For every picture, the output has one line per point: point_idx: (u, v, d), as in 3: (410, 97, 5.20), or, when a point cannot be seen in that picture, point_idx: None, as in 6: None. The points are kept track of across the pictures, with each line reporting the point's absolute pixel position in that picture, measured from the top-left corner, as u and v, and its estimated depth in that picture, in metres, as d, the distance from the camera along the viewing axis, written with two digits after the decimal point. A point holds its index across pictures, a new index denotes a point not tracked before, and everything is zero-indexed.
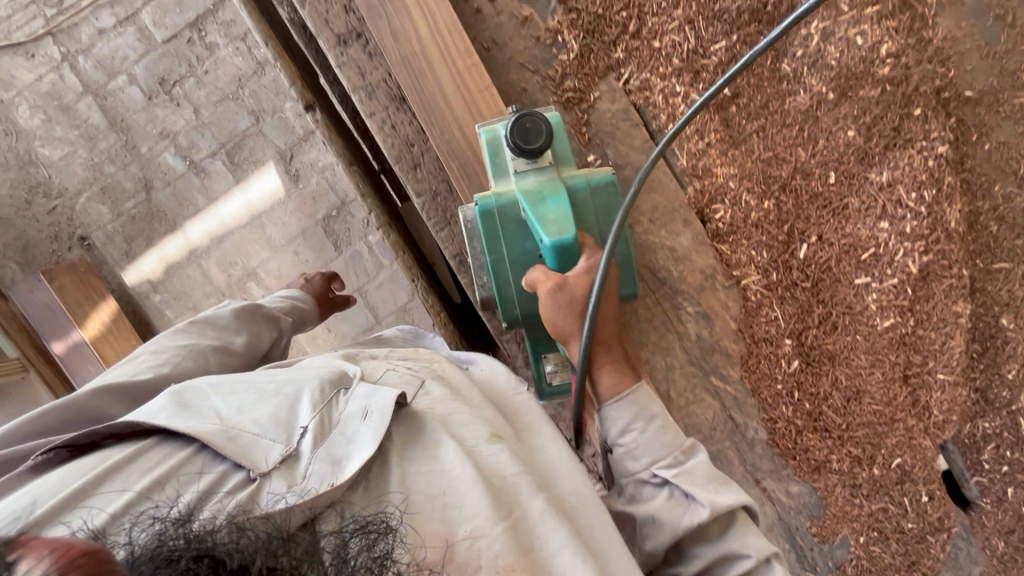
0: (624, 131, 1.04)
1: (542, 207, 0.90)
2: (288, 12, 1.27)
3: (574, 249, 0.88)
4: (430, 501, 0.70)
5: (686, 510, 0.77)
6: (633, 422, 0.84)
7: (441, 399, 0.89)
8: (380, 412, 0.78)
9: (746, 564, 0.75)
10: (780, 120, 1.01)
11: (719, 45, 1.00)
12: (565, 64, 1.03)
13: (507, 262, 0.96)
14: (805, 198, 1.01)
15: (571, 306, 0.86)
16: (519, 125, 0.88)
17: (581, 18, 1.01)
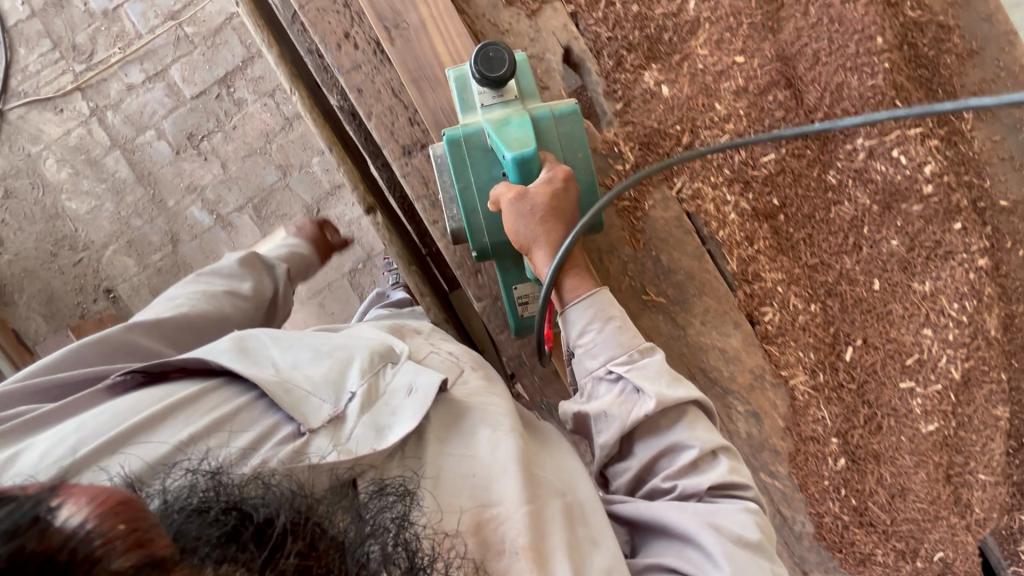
0: (677, 238, 1.07)
1: (506, 129, 0.90)
2: (339, 101, 1.32)
3: (535, 163, 0.88)
4: (457, 479, 0.72)
5: (636, 403, 0.80)
6: (591, 323, 0.87)
7: (479, 389, 0.88)
8: (426, 390, 0.77)
9: (689, 456, 0.79)
10: (826, 228, 1.06)
11: (769, 157, 1.05)
12: (622, 174, 1.06)
13: (474, 189, 0.94)
14: (850, 302, 1.06)
15: (535, 208, 0.86)
16: (481, 55, 0.88)
17: (636, 131, 1.05)
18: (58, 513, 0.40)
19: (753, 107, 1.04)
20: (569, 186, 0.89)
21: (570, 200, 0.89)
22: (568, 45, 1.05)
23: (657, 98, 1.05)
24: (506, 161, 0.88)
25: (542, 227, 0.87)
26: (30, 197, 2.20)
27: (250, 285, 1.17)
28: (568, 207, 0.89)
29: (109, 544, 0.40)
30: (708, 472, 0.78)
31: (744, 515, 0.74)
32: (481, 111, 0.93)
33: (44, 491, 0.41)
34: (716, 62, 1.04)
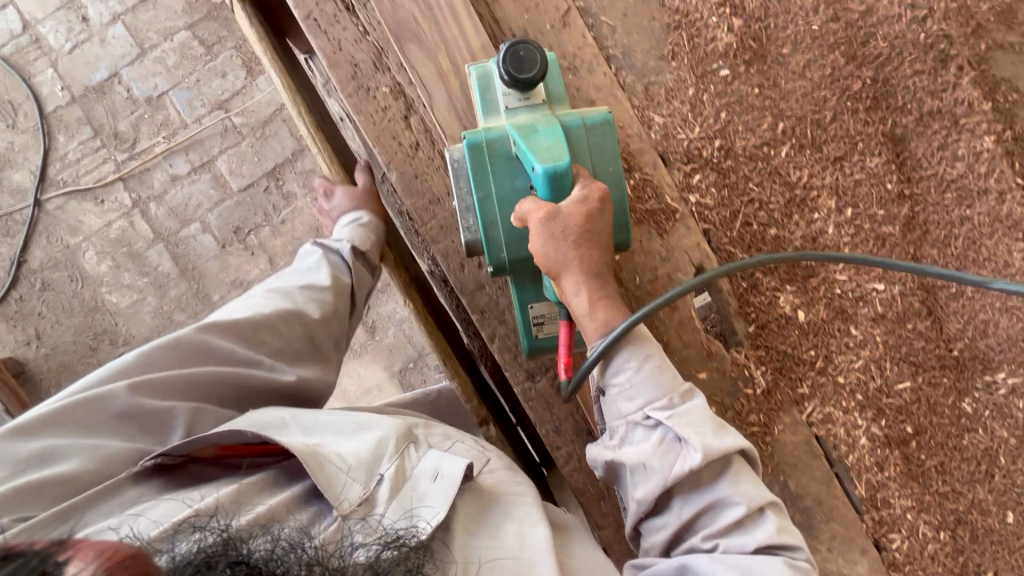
0: (806, 463, 1.01)
1: (535, 137, 0.77)
2: (428, 265, 1.20)
3: (569, 178, 0.75)
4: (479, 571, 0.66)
5: (679, 456, 0.70)
6: (628, 362, 0.75)
7: (502, 475, 0.81)
8: (453, 475, 0.71)
9: (732, 515, 0.67)
10: (958, 455, 1.03)
11: (904, 384, 1.01)
12: (752, 397, 1.01)
13: (495, 200, 0.81)
14: (982, 532, 1.03)
15: (565, 231, 0.73)
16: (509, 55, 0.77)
17: (769, 355, 1.01)
18: (66, 569, 0.41)
19: (891, 334, 1.00)
20: (605, 207, 0.75)
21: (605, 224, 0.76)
22: (700, 263, 0.98)
23: (791, 322, 1.01)
24: (536, 175, 0.75)
25: (575, 251, 0.74)
26: (68, 289, 2.12)
27: (328, 275, 0.96)
28: (604, 230, 0.75)
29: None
30: (752, 532, 0.67)
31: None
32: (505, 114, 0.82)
33: (52, 545, 0.43)
34: (854, 287, 1.00)
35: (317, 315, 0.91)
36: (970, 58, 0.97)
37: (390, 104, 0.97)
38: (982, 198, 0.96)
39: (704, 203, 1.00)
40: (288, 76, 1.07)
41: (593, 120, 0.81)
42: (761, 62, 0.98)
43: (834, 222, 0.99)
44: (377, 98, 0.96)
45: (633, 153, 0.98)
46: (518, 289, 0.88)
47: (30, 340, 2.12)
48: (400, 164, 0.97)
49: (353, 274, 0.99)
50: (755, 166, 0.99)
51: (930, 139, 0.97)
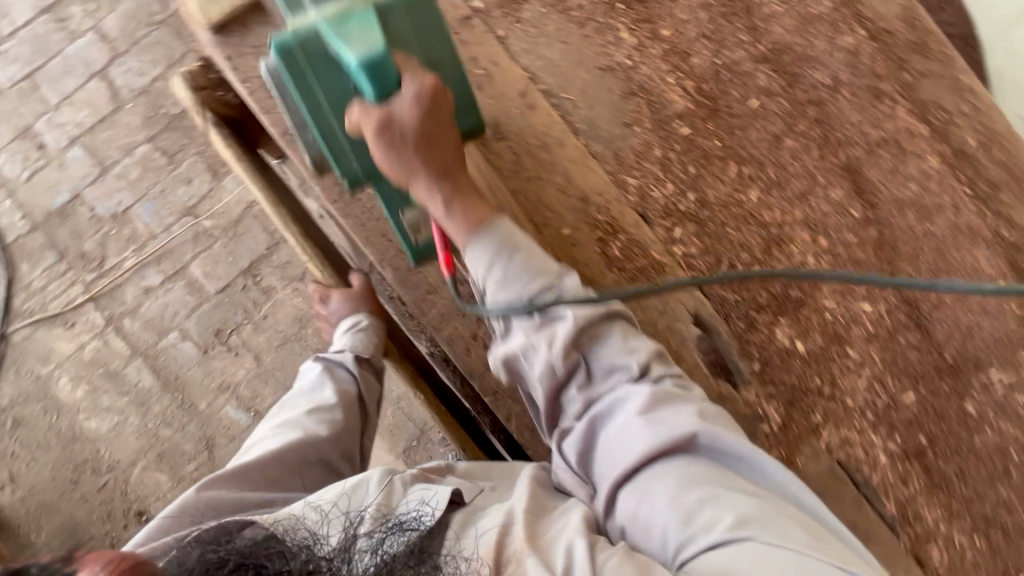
0: (832, 491, 1.04)
1: (345, 27, 0.69)
2: (426, 346, 1.18)
3: (389, 70, 0.71)
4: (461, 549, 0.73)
5: (553, 327, 0.80)
6: (496, 259, 0.80)
7: (490, 489, 0.88)
8: (436, 500, 0.80)
9: (564, 330, 0.79)
10: (975, 458, 1.05)
11: (910, 396, 1.05)
12: (769, 434, 1.04)
13: (328, 109, 0.78)
14: (1013, 531, 1.04)
15: (405, 146, 0.75)
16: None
17: (779, 390, 1.03)
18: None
19: (886, 350, 1.04)
20: (439, 96, 0.74)
21: (444, 104, 0.75)
22: (697, 312, 1.03)
23: (793, 354, 1.03)
24: (350, 68, 0.69)
25: (413, 154, 0.76)
26: (42, 422, 2.01)
27: (333, 390, 0.93)
28: (447, 114, 0.76)
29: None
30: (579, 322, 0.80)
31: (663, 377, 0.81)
32: (315, 9, 0.72)
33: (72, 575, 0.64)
34: (844, 310, 1.04)
35: (323, 436, 0.88)
36: (902, 87, 1.06)
37: (376, 205, 0.99)
38: (941, 213, 1.04)
39: (690, 252, 1.03)
40: (268, 188, 1.11)
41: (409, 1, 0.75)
42: (716, 113, 1.04)
43: (811, 252, 1.04)
44: (362, 201, 0.99)
45: (615, 215, 1.03)
46: (387, 202, 0.87)
47: (5, 484, 1.99)
48: (392, 260, 0.98)
49: (357, 383, 0.97)
50: (730, 211, 1.04)
51: (881, 166, 1.05)
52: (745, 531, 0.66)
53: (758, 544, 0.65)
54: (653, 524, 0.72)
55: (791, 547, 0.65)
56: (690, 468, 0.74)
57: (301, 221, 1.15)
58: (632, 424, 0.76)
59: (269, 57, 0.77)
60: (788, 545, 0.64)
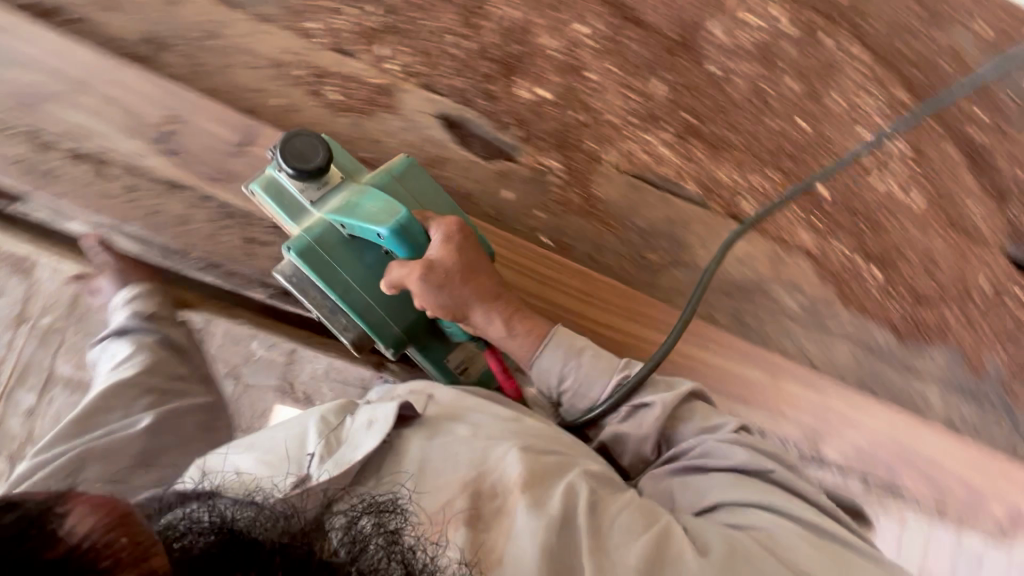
0: (637, 201, 1.11)
1: (360, 208, 0.86)
2: None
3: (414, 224, 0.84)
4: (429, 482, 0.72)
5: (643, 416, 0.89)
6: (567, 363, 0.91)
7: (458, 396, 0.85)
8: (384, 420, 0.76)
9: (652, 414, 0.88)
10: (736, 108, 1.14)
11: (657, 86, 1.11)
12: (561, 182, 1.08)
13: (357, 286, 0.89)
14: (795, 150, 1.15)
15: (449, 278, 0.84)
16: (295, 143, 0.87)
17: (548, 141, 1.08)
18: (63, 521, 0.47)
19: (617, 57, 1.10)
20: (466, 235, 0.87)
21: (467, 237, 0.87)
22: (439, 111, 1.05)
23: (542, 103, 1.07)
24: (384, 239, 0.83)
25: (467, 287, 0.86)
26: None
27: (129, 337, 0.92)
28: (473, 245, 0.87)
29: (117, 558, 0.47)
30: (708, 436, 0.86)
31: (738, 425, 0.87)
32: (316, 209, 0.89)
33: (55, 496, 0.49)
34: (563, 42, 1.08)
35: (134, 373, 0.88)
36: None
37: (81, 170, 0.94)
38: None
39: (404, 62, 1.04)
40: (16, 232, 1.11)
41: (402, 166, 0.94)
42: None
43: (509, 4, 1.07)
44: (65, 173, 0.94)
45: (317, 63, 1.01)
46: (428, 354, 0.96)
47: None
48: (132, 213, 0.96)
49: (158, 332, 0.94)
50: (418, 5, 1.04)
51: None
52: (772, 505, 0.76)
53: (768, 513, 0.76)
54: (683, 491, 0.83)
55: (836, 534, 0.74)
56: (734, 481, 0.80)
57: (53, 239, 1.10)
58: (710, 469, 0.83)
59: (282, 265, 0.92)
60: (832, 537, 0.74)
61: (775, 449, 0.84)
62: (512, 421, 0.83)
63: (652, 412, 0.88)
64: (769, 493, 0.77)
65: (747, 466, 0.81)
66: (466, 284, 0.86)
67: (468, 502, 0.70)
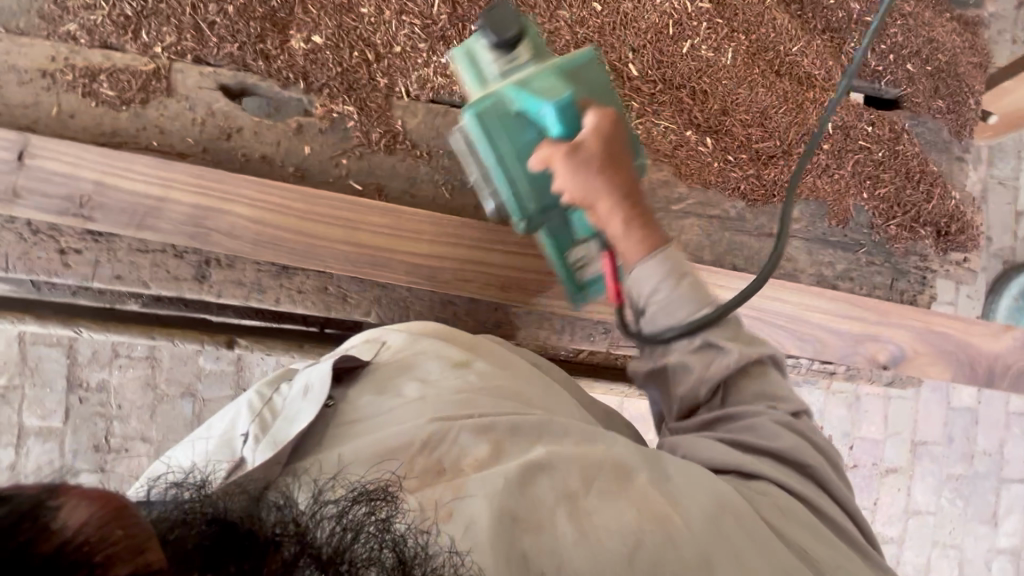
0: (443, 126, 1.09)
1: (537, 79, 0.78)
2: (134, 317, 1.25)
3: (576, 108, 0.78)
4: (360, 445, 0.63)
5: (715, 357, 0.77)
6: (660, 276, 0.78)
7: (407, 342, 0.84)
8: (323, 379, 0.74)
9: (727, 362, 0.76)
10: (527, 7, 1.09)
11: (436, 4, 1.07)
12: (360, 125, 1.07)
13: (511, 156, 0.81)
14: (597, 36, 1.10)
15: (594, 165, 0.77)
16: (491, 15, 0.79)
17: (334, 87, 1.05)
18: (56, 515, 0.34)
19: None
20: (616, 126, 0.80)
21: (620, 134, 0.80)
22: (219, 84, 1.04)
23: (319, 50, 1.05)
24: (546, 115, 0.77)
25: (602, 177, 0.78)
26: None
27: None
28: (623, 146, 0.80)
29: (107, 555, 0.34)
30: (759, 381, 0.78)
31: (796, 410, 0.77)
32: (498, 79, 0.82)
33: (42, 491, 0.35)
34: None
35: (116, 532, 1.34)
36: None
37: None
38: None
39: (169, 42, 1.03)
40: None
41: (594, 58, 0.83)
42: None
43: None
44: None
45: (84, 62, 1.01)
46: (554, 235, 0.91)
47: None
48: None
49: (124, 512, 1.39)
50: None
51: None
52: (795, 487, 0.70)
53: (783, 492, 0.69)
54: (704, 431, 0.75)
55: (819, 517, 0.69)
56: (773, 453, 0.72)
57: None
58: (761, 432, 0.74)
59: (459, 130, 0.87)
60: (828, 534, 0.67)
61: (830, 450, 0.77)
62: (460, 369, 0.78)
63: (724, 364, 0.76)
64: (794, 483, 0.70)
65: (787, 453, 0.72)
66: (608, 198, 0.79)
67: (415, 471, 0.59)
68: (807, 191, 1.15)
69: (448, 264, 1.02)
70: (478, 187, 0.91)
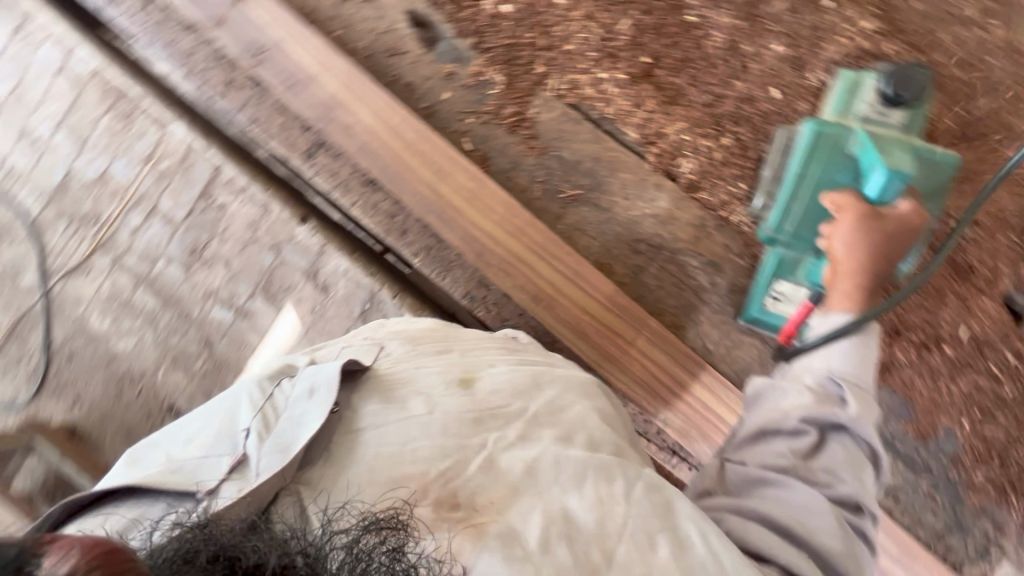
0: (570, 131, 1.11)
1: (888, 149, 0.82)
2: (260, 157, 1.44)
3: (901, 188, 0.82)
4: (376, 462, 0.62)
5: (830, 403, 0.74)
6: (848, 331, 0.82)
7: (407, 354, 0.77)
8: (329, 384, 0.66)
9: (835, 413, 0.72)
10: (706, 63, 1.06)
11: (623, 24, 1.08)
12: (499, 96, 1.12)
13: (813, 183, 0.87)
14: (758, 120, 1.05)
15: (881, 236, 0.82)
16: (905, 72, 0.84)
17: (497, 54, 1.11)
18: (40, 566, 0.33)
19: None
20: (919, 228, 0.83)
21: (912, 239, 0.83)
22: (409, 9, 1.14)
23: (502, 18, 1.11)
24: (875, 176, 0.82)
25: (871, 251, 0.82)
26: None
27: None
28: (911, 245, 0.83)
29: None
30: (849, 456, 0.70)
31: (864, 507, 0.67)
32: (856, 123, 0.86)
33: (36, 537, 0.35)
34: None
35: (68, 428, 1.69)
36: None
37: None
38: None
39: None
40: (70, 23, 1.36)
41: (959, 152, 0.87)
42: None
43: None
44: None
45: None
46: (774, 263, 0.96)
47: None
48: (152, 35, 1.18)
49: None
50: None
51: None
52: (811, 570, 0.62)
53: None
54: (772, 450, 0.72)
55: None
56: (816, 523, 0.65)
57: (109, 52, 1.35)
58: (813, 494, 0.67)
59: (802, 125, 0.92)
60: None
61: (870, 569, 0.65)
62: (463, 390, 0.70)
63: (831, 413, 0.72)
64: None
65: (823, 549, 0.63)
66: (861, 271, 0.84)
67: (433, 501, 0.60)
68: (897, 382, 1.00)
69: (498, 250, 1.04)
70: (763, 185, 1.00)
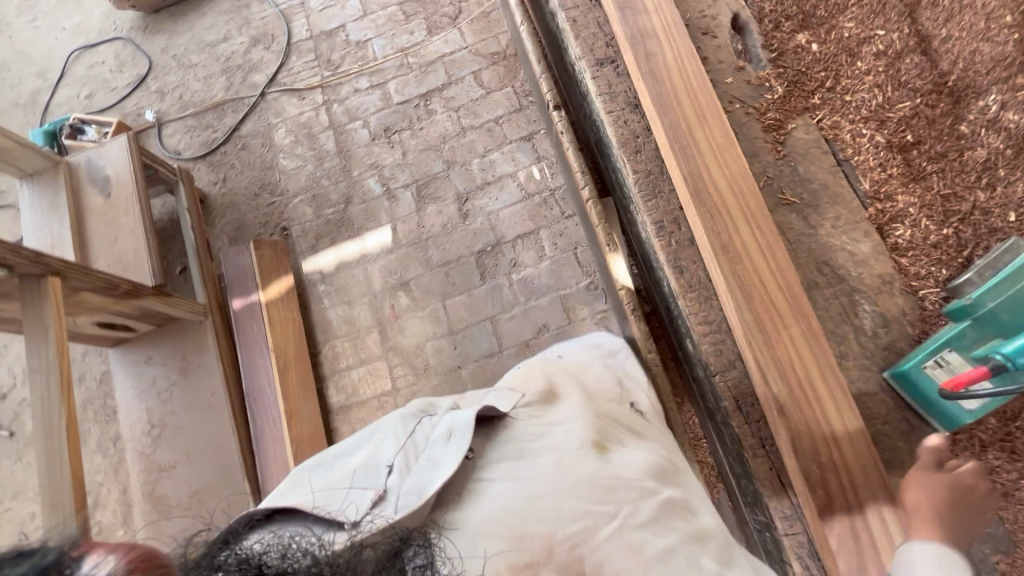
0: (814, 154, 1.28)
1: None
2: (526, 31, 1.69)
3: None
4: (503, 511, 0.90)
5: None
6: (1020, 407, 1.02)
7: (533, 416, 1.14)
8: (462, 431, 1.03)
9: None
10: (960, 167, 1.15)
11: (904, 104, 1.21)
12: (770, 101, 1.33)
13: None
14: (984, 231, 1.12)
15: None
16: None
17: (787, 72, 1.33)
18: (83, 564, 0.62)
19: (890, 65, 1.23)
20: None
21: None
22: (736, 12, 1.39)
23: (806, 51, 1.31)
24: None
25: None
26: (257, 152, 2.84)
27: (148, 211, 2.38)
28: None
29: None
30: None
31: None
32: None
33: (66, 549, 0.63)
34: (859, 29, 1.27)
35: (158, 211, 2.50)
36: None
37: None
38: None
39: None
40: None
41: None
42: None
43: None
44: None
45: None
46: None
47: (217, 181, 2.81)
48: None
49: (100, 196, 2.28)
50: None
51: None
52: None
53: None
54: None
55: None
56: None
57: None
58: None
59: None
60: None
61: None
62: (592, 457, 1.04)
63: None
64: None
65: None
66: None
67: (554, 563, 0.85)
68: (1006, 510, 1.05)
69: (717, 197, 1.16)
70: None
